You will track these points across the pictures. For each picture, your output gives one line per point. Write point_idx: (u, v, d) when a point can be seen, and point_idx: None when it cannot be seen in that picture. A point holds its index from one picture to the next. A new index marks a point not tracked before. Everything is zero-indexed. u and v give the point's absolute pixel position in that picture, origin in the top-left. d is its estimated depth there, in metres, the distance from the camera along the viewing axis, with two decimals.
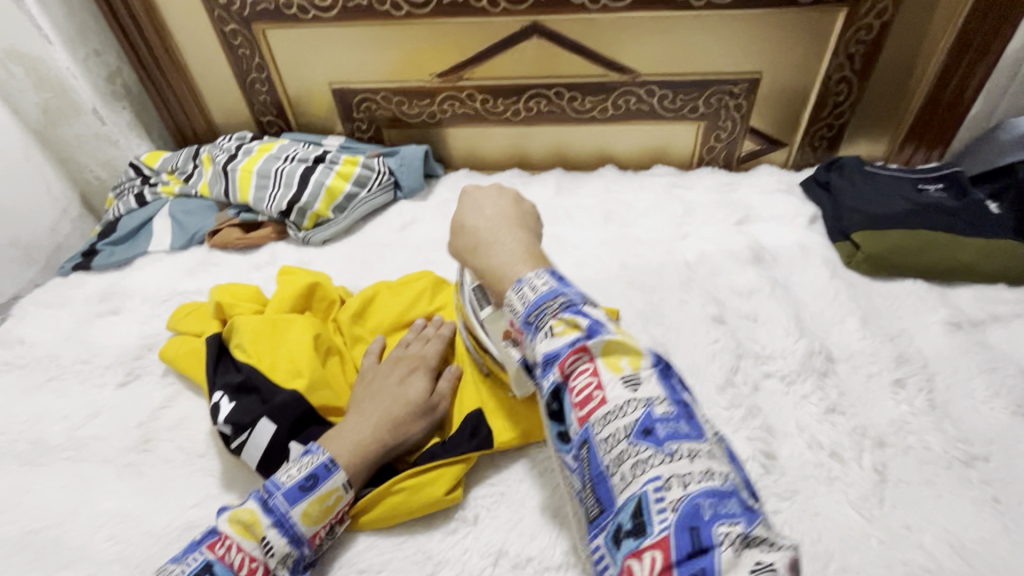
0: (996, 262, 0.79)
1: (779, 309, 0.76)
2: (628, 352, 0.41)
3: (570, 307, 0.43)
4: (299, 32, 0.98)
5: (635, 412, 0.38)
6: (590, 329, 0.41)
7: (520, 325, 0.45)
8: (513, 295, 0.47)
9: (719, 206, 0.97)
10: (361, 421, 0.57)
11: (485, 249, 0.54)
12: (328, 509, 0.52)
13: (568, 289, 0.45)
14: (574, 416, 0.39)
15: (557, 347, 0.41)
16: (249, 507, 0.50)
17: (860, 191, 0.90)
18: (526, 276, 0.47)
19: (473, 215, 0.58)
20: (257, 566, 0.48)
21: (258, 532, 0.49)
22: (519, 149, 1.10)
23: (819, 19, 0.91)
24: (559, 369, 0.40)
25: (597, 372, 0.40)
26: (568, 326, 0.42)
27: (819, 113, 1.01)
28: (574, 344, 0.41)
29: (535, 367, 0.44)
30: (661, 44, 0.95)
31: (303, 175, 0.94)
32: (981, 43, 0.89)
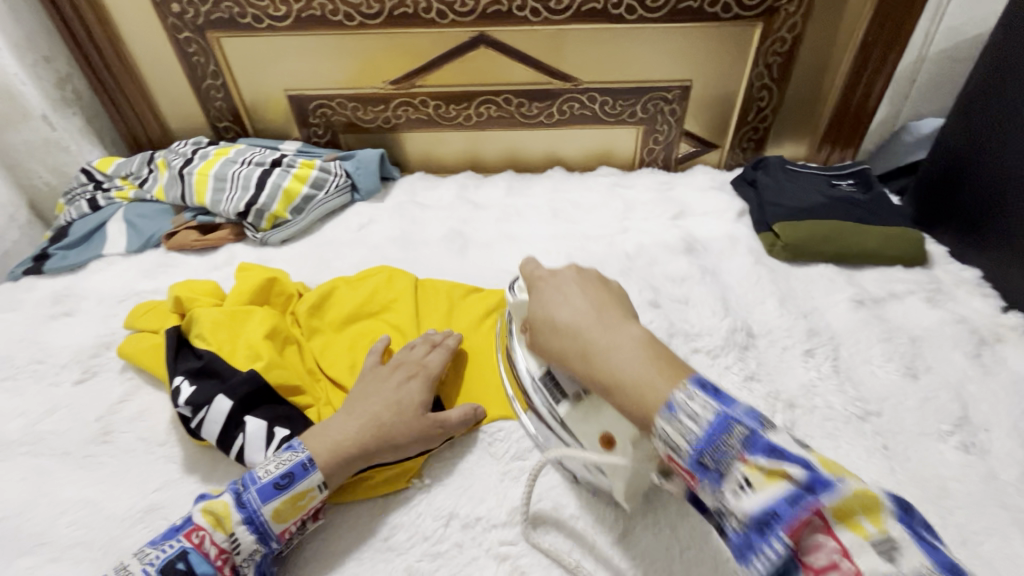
0: (895, 247, 0.89)
1: (708, 293, 0.83)
2: (865, 506, 0.35)
3: (755, 442, 0.39)
4: (254, 40, 1.01)
5: (788, 492, 0.37)
6: (802, 478, 0.36)
7: (690, 466, 0.41)
8: (667, 426, 0.42)
9: (658, 203, 1.05)
10: (348, 421, 0.59)
11: (600, 351, 0.50)
12: (299, 507, 0.54)
13: (737, 411, 0.41)
14: (777, 550, 0.36)
15: (765, 502, 0.37)
16: (223, 500, 0.53)
17: (781, 187, 0.99)
18: (674, 398, 0.43)
19: (562, 307, 0.56)
20: (225, 558, 0.51)
21: (229, 526, 0.52)
22: (472, 152, 1.16)
23: (739, 32, 1.00)
24: (788, 534, 0.35)
25: (822, 521, 0.35)
26: (769, 475, 0.37)
27: (745, 117, 1.11)
28: (796, 502, 0.36)
29: (724, 517, 0.40)
30: (600, 53, 1.02)
31: (260, 178, 0.97)
32: (878, 54, 1.01)
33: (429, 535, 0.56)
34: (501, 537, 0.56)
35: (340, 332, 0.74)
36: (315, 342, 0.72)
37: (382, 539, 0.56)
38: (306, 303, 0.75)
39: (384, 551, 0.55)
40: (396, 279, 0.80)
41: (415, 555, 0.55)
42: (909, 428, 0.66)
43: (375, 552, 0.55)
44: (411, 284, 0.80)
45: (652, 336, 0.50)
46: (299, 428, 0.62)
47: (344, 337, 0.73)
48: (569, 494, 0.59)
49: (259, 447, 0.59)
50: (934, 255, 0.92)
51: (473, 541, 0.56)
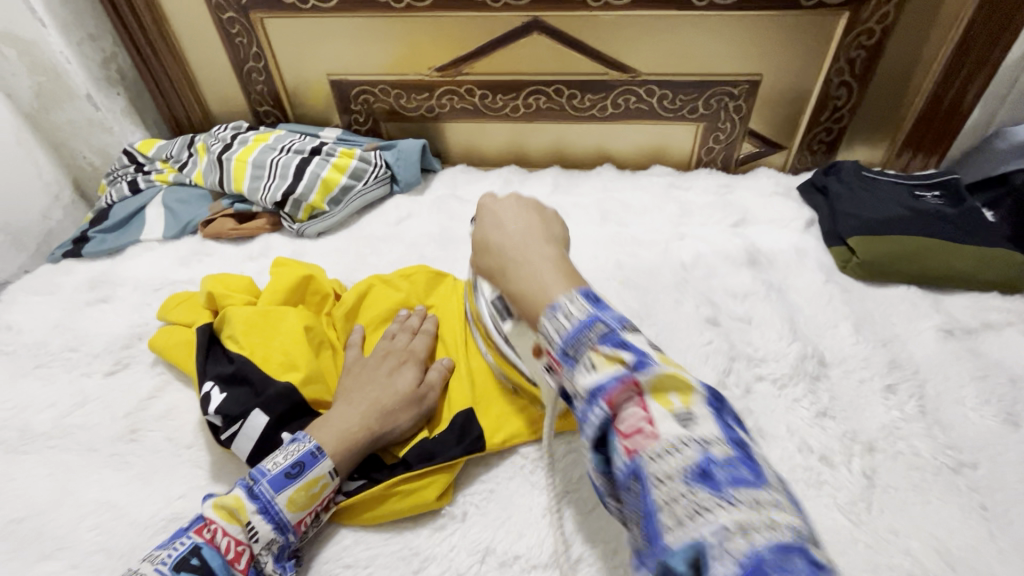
0: (989, 271, 0.79)
1: (774, 313, 0.76)
2: (679, 390, 0.41)
3: (608, 336, 0.44)
4: (297, 22, 0.97)
5: (690, 452, 0.37)
6: (633, 362, 0.42)
7: (558, 356, 0.46)
8: (548, 323, 0.48)
9: (715, 208, 0.97)
10: (348, 408, 0.57)
11: (516, 269, 0.55)
12: (314, 496, 0.52)
13: (607, 314, 0.47)
14: (621, 449, 0.40)
15: (600, 378, 0.42)
16: (235, 493, 0.51)
17: (858, 196, 0.90)
18: (558, 300, 0.48)
19: (495, 230, 0.61)
20: (242, 549, 0.49)
21: (243, 517, 0.49)
22: (517, 145, 1.10)
23: (820, 23, 0.91)
24: (607, 404, 0.41)
25: (639, 392, 0.41)
26: (609, 359, 0.43)
27: (818, 117, 1.01)
28: (618, 377, 0.41)
29: (577, 401, 0.44)
30: (662, 43, 0.94)
31: (299, 167, 0.93)
32: (981, 51, 0.89)
33: (464, 572, 0.52)
34: None
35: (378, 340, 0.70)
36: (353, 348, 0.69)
37: (413, 572, 0.52)
38: (346, 304, 0.71)
39: None
40: (439, 285, 0.75)
41: None
42: (1011, 486, 0.57)
43: None
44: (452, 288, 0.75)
45: (564, 259, 0.56)
46: None
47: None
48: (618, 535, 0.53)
49: None
50: None
51: None
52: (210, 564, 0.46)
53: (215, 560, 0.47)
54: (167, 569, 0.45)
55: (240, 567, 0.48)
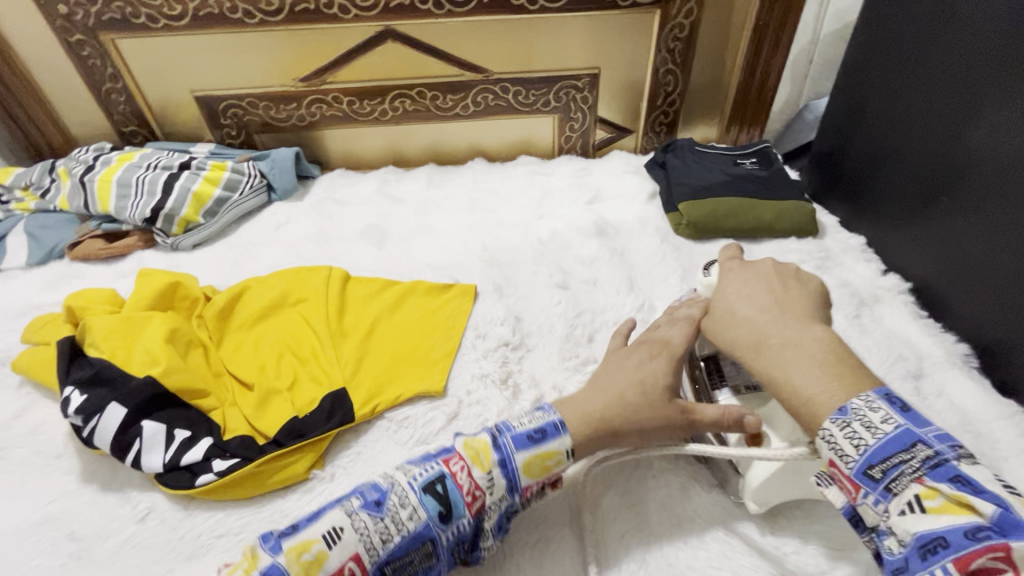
0: (788, 220, 0.94)
1: (615, 273, 0.87)
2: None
3: (938, 468, 0.40)
4: (151, 41, 0.98)
5: None
6: (992, 515, 0.36)
7: (854, 475, 0.42)
8: (837, 428, 0.43)
9: (574, 189, 1.08)
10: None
11: (773, 350, 0.51)
12: (547, 467, 0.53)
13: (932, 436, 0.42)
14: None
15: (938, 527, 0.37)
16: (482, 438, 0.53)
17: (687, 168, 1.04)
18: (851, 403, 0.44)
19: (743, 303, 0.57)
20: (478, 495, 0.51)
21: (486, 464, 0.51)
22: (393, 147, 1.17)
23: (639, 19, 1.04)
24: (958, 564, 0.36)
25: (1008, 563, 0.35)
26: (952, 504, 0.38)
27: (654, 103, 1.15)
28: (973, 535, 0.36)
29: (885, 537, 0.41)
30: (507, 44, 1.04)
31: (167, 182, 0.95)
32: (771, 38, 1.06)
33: None
34: None
35: (255, 334, 0.75)
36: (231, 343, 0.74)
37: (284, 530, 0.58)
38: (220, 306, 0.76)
39: None
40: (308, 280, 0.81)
41: None
42: None
43: None
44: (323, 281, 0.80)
45: (837, 339, 0.51)
46: (199, 429, 0.63)
47: (264, 338, 0.74)
48: None
49: (158, 449, 0.60)
50: (826, 226, 0.98)
51: None
52: (450, 496, 0.50)
53: (455, 495, 0.50)
54: (417, 486, 0.50)
55: (471, 512, 0.50)
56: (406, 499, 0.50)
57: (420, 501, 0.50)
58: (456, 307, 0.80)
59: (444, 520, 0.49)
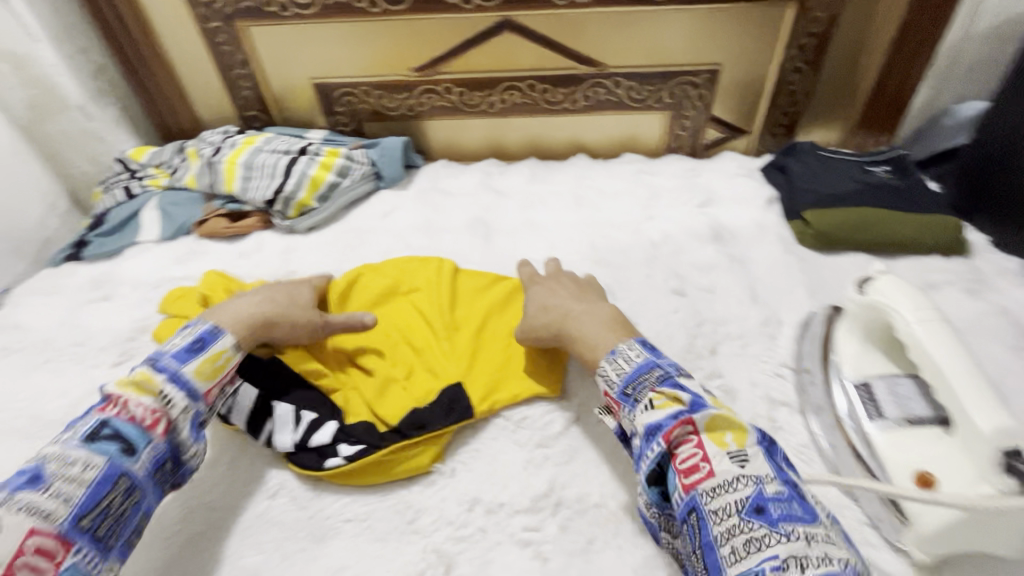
0: (933, 236, 0.85)
1: (735, 283, 0.82)
2: (732, 429, 0.49)
3: (664, 380, 0.53)
4: (280, 29, 1.01)
5: (747, 490, 0.45)
6: (689, 403, 0.50)
7: (617, 396, 0.55)
8: (609, 365, 0.58)
9: (683, 190, 1.03)
10: (256, 304, 0.66)
11: (571, 330, 0.65)
12: (218, 367, 0.59)
13: (663, 362, 0.56)
14: (679, 485, 0.47)
15: (658, 418, 0.50)
16: (140, 370, 0.56)
17: (813, 174, 0.97)
18: (618, 347, 0.59)
19: (550, 298, 0.70)
20: (160, 416, 0.54)
21: (202, 373, 0.58)
22: (495, 139, 1.16)
23: (771, 13, 0.97)
24: (665, 440, 0.48)
25: (697, 436, 0.48)
26: (668, 400, 0.51)
27: (776, 102, 1.08)
28: (677, 416, 0.49)
29: (632, 436, 0.53)
30: (626, 37, 1.00)
31: (287, 166, 0.98)
32: (920, 34, 0.96)
33: (453, 520, 0.57)
34: (524, 523, 0.57)
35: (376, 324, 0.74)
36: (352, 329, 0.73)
37: (408, 522, 0.57)
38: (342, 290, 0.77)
39: (409, 534, 0.57)
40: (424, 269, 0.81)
41: (439, 538, 0.56)
42: None
43: (400, 535, 0.57)
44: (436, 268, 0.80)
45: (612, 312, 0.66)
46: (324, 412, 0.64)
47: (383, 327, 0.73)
48: (591, 484, 0.60)
49: (288, 429, 0.63)
50: (975, 244, 0.88)
51: (496, 526, 0.57)
52: (123, 433, 0.52)
53: (131, 428, 0.52)
54: (76, 440, 0.50)
55: (159, 431, 0.53)
56: (69, 460, 0.49)
57: (93, 450, 0.50)
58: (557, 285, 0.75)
59: (130, 454, 0.51)
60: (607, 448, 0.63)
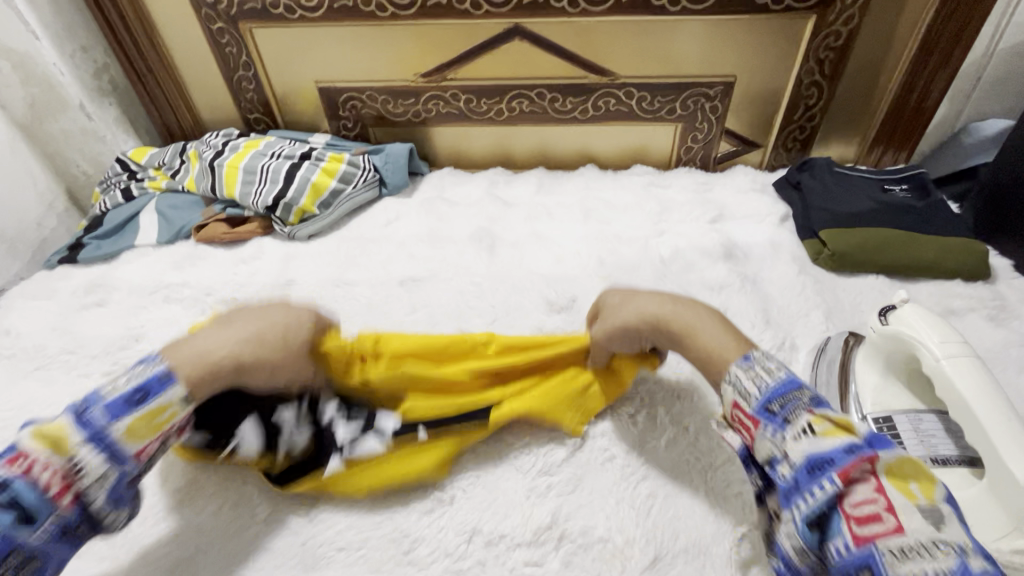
0: (953, 259, 0.82)
1: (748, 303, 0.79)
2: (918, 478, 0.41)
3: (819, 402, 0.46)
4: (285, 31, 0.99)
5: (948, 560, 0.36)
6: (866, 437, 0.43)
7: (755, 412, 0.48)
8: (741, 372, 0.50)
9: (695, 204, 1.00)
10: (220, 339, 0.53)
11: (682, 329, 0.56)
12: (158, 425, 0.49)
13: (806, 382, 0.49)
14: (848, 533, 0.39)
15: (826, 449, 0.42)
16: (59, 422, 0.46)
17: (829, 191, 0.94)
18: (753, 354, 0.51)
19: (631, 299, 0.60)
20: (65, 482, 0.45)
21: (66, 448, 0.46)
22: (502, 147, 1.13)
23: (789, 25, 0.94)
24: (842, 477, 0.41)
25: (877, 479, 0.41)
26: (837, 427, 0.44)
27: (791, 116, 1.05)
28: (853, 451, 0.42)
29: (778, 465, 0.45)
30: (639, 47, 0.98)
31: (289, 172, 0.96)
32: (942, 50, 0.94)
33: (451, 552, 0.54)
34: (524, 556, 0.54)
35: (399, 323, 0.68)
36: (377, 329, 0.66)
37: (403, 552, 0.55)
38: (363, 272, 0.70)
39: (405, 565, 0.54)
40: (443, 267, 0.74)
41: (437, 571, 0.53)
42: None
43: (395, 566, 0.54)
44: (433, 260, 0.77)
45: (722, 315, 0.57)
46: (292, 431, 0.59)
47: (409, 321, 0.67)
48: (597, 516, 0.57)
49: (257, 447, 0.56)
50: (997, 269, 0.85)
51: (496, 560, 0.54)
52: (20, 498, 0.43)
53: (31, 495, 0.43)
54: None
55: (63, 502, 0.45)
56: None
57: None
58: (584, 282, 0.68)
59: (26, 524, 0.43)
60: (613, 477, 0.60)
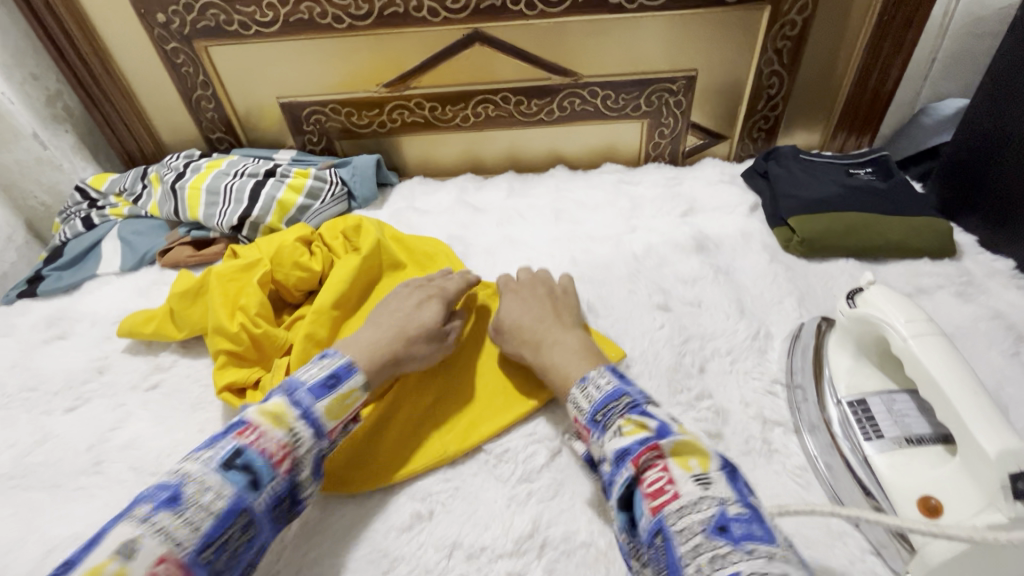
0: (920, 238, 0.83)
1: (721, 294, 0.79)
2: (696, 454, 0.48)
3: (634, 407, 0.53)
4: (241, 48, 0.98)
5: (707, 509, 0.43)
6: (657, 429, 0.50)
7: (588, 424, 0.55)
8: (579, 393, 0.58)
9: (666, 199, 1.01)
10: (373, 334, 0.64)
11: (546, 346, 0.65)
12: (346, 407, 0.57)
13: (632, 389, 0.56)
14: (646, 506, 0.46)
15: (626, 442, 0.50)
16: (273, 402, 0.53)
17: (796, 178, 0.94)
18: (589, 374, 0.59)
19: (515, 312, 0.70)
20: (286, 452, 0.51)
21: (287, 422, 0.52)
22: (471, 154, 1.13)
23: (745, 17, 0.95)
24: (633, 464, 0.48)
25: (662, 456, 0.47)
26: (636, 426, 0.51)
27: (754, 106, 1.06)
28: (645, 442, 0.49)
29: (603, 463, 0.52)
30: (600, 46, 0.98)
31: (253, 190, 0.94)
32: (897, 34, 0.95)
33: (432, 568, 0.53)
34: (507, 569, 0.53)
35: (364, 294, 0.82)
36: (330, 284, 0.78)
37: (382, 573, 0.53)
38: (337, 241, 0.85)
39: None
40: (419, 237, 0.91)
41: None
42: None
43: None
44: (370, 233, 0.85)
45: (586, 339, 0.66)
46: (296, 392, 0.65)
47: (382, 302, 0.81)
48: (580, 520, 0.56)
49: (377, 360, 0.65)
50: (963, 245, 0.86)
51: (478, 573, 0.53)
52: (255, 465, 0.49)
53: (261, 460, 0.49)
54: (216, 466, 0.48)
55: (283, 469, 0.50)
56: (207, 483, 0.47)
57: (225, 479, 0.48)
58: None
59: (256, 488, 0.48)
60: (595, 479, 0.59)
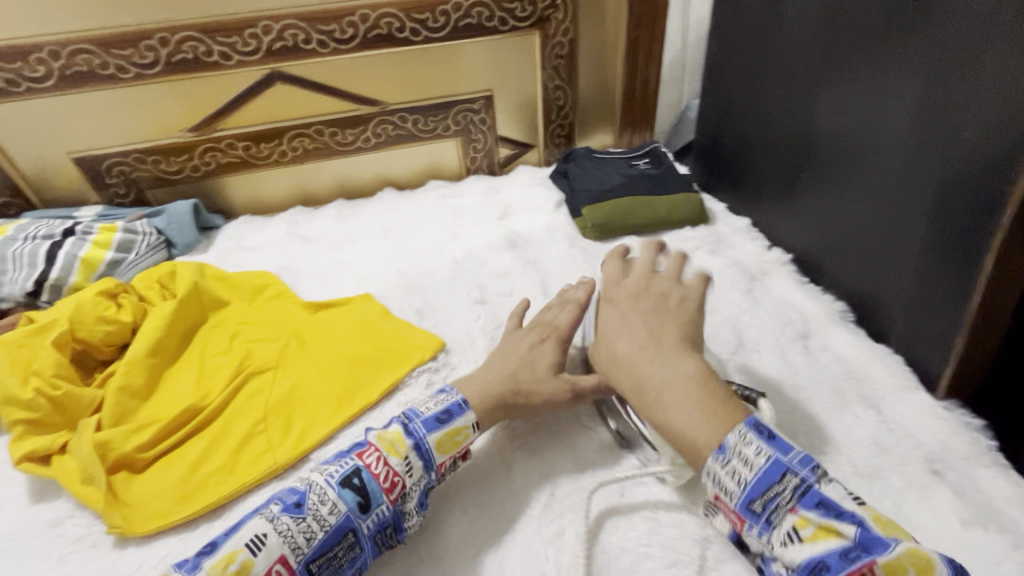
0: (679, 211, 1.02)
1: (529, 282, 0.90)
2: (917, 566, 0.39)
3: (806, 495, 0.43)
4: (15, 105, 0.93)
5: None
6: (859, 537, 0.40)
7: (739, 510, 0.45)
8: (720, 467, 0.45)
9: (484, 206, 1.11)
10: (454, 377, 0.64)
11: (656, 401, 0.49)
12: (457, 443, 0.58)
13: (794, 460, 0.44)
14: None
15: (820, 553, 0.40)
16: (394, 429, 0.56)
17: (589, 175, 1.09)
18: (729, 439, 0.45)
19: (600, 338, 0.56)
20: (397, 480, 0.53)
21: (402, 450, 0.55)
22: (298, 188, 1.15)
23: (520, 41, 1.10)
24: None
25: (874, 575, 0.38)
26: (823, 530, 0.41)
27: (549, 117, 1.21)
28: (847, 557, 0.39)
29: (771, 562, 0.44)
30: (398, 75, 1.07)
31: (50, 252, 0.89)
32: (644, 47, 1.14)
33: None
34: None
35: (185, 337, 0.81)
36: (142, 332, 0.77)
37: None
38: (151, 290, 0.84)
39: None
40: (243, 273, 0.92)
41: None
42: None
43: None
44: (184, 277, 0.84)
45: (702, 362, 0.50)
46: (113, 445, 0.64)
47: (205, 342, 0.81)
48: None
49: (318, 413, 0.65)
50: (717, 212, 1.06)
51: None
52: (367, 486, 0.52)
53: (372, 484, 0.52)
54: (334, 481, 0.52)
55: (391, 497, 0.52)
56: (325, 496, 0.51)
57: (339, 495, 0.51)
58: (387, 332, 0.81)
59: (362, 510, 0.51)
60: None
